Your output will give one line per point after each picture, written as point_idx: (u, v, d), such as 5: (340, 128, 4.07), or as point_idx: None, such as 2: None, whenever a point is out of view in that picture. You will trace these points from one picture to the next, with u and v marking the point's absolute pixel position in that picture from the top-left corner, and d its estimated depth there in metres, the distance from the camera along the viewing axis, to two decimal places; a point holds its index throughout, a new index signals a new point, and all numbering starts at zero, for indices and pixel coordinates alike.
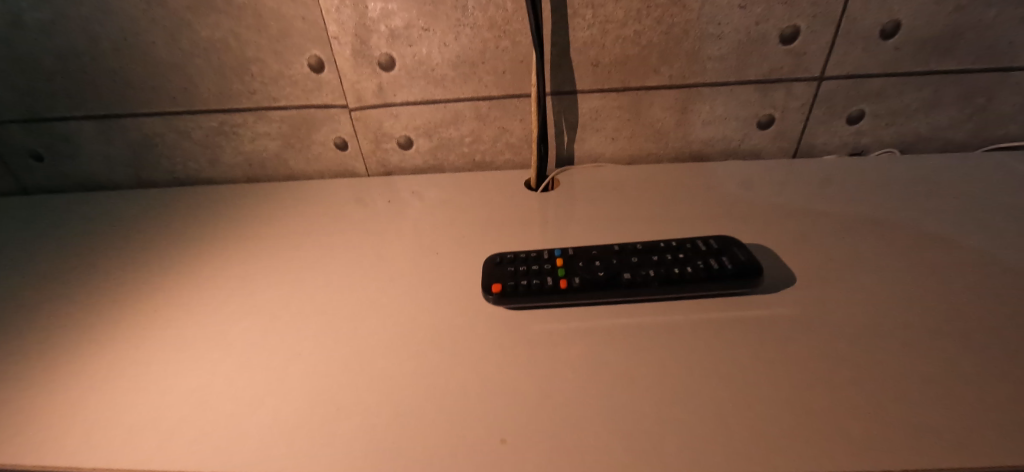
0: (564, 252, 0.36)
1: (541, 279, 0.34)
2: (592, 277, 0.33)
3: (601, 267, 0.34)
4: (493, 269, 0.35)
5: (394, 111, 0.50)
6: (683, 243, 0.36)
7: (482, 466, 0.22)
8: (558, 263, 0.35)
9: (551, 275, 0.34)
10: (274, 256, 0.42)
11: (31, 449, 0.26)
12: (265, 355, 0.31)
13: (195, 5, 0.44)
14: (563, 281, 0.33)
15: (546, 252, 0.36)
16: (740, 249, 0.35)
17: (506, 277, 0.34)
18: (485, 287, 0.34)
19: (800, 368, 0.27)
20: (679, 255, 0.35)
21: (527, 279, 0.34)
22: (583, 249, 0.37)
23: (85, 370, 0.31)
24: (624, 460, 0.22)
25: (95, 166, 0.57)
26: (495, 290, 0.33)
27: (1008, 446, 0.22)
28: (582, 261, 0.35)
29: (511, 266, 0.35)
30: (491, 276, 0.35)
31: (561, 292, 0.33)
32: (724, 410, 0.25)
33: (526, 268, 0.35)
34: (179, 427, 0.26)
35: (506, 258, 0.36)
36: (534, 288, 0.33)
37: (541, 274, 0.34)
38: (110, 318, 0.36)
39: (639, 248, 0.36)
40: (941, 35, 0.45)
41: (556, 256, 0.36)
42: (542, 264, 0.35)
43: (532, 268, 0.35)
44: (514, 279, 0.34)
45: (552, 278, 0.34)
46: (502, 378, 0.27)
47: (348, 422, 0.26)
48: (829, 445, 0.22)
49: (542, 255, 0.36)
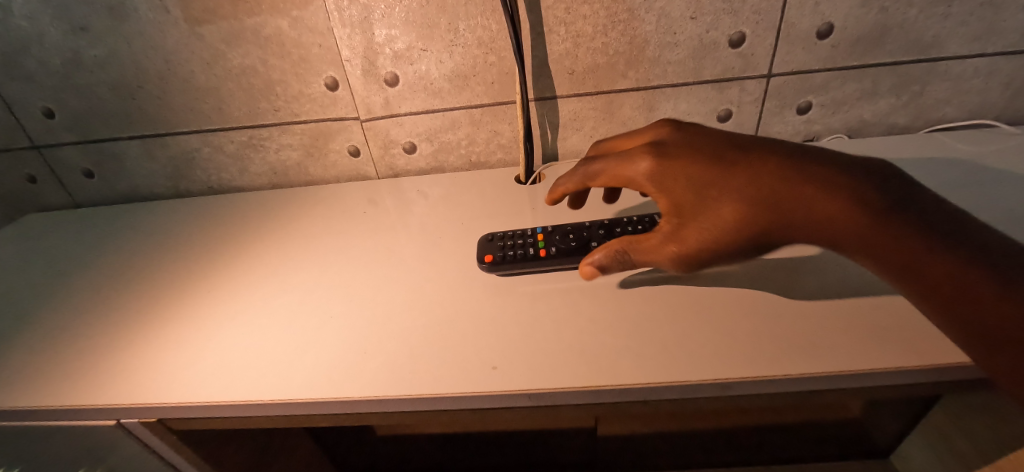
0: (545, 229, 0.43)
1: (524, 250, 0.41)
2: (566, 247, 0.40)
3: (575, 238, 0.41)
4: (485, 245, 0.42)
5: (400, 121, 0.58)
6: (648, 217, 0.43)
7: (478, 384, 0.29)
8: (539, 237, 0.42)
9: (533, 247, 0.41)
10: (302, 246, 0.49)
11: (127, 393, 0.33)
12: (304, 318, 0.38)
13: (227, 38, 0.52)
14: (542, 251, 0.40)
15: (530, 230, 0.43)
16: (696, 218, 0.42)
17: (495, 250, 0.41)
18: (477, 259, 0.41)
19: (735, 307, 0.34)
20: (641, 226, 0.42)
21: (513, 250, 0.41)
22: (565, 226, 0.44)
23: (158, 338, 0.38)
24: (587, 373, 0.29)
25: (139, 180, 0.65)
26: (488, 260, 0.40)
27: (882, 355, 0.29)
28: (559, 234, 0.42)
29: (500, 242, 0.42)
30: (484, 250, 0.42)
31: (540, 260, 0.39)
32: (669, 340, 0.31)
33: (513, 242, 0.42)
34: (240, 371, 0.34)
35: (497, 235, 0.43)
36: (519, 257, 0.40)
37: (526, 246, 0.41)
38: (170, 299, 0.43)
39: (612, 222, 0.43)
40: (870, 33, 0.52)
41: (538, 232, 0.43)
42: (526, 239, 0.42)
43: (517, 242, 0.42)
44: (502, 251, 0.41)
45: (533, 249, 0.41)
46: (494, 326, 0.34)
47: (374, 361, 0.33)
48: (748, 358, 0.29)
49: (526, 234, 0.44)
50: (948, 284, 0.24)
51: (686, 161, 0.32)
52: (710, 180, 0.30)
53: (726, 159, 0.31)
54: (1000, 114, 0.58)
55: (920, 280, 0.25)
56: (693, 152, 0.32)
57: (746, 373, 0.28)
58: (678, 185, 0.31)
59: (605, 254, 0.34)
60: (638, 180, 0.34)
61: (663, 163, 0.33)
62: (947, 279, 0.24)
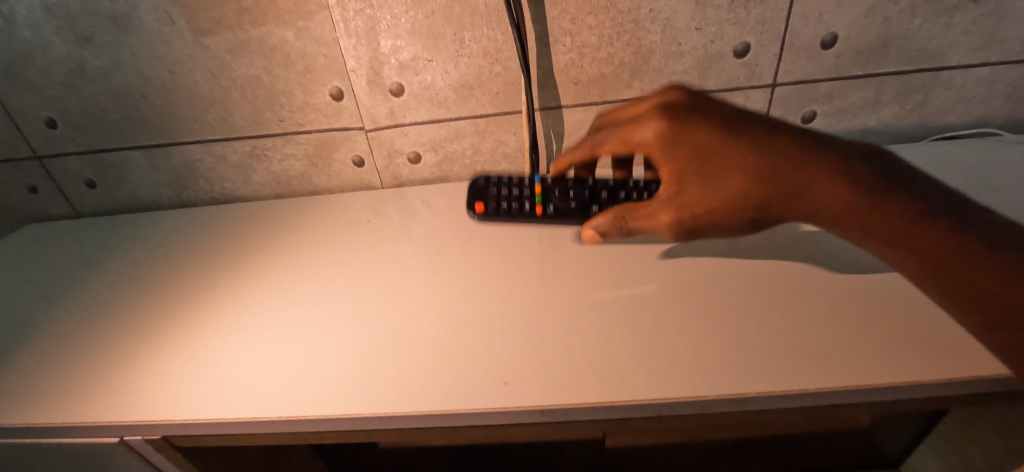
0: (540, 181, 0.50)
1: (520, 203, 0.49)
2: (563, 207, 0.48)
3: (573, 198, 0.48)
4: (481, 193, 0.51)
5: (405, 130, 0.58)
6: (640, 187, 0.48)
7: (489, 400, 0.29)
8: (534, 190, 0.50)
9: (528, 200, 0.49)
10: (307, 257, 0.49)
11: (131, 410, 0.33)
12: (311, 331, 0.38)
13: (232, 48, 0.52)
14: (540, 207, 0.48)
15: (525, 180, 0.51)
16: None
17: (490, 198, 0.50)
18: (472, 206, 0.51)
19: (747, 319, 0.34)
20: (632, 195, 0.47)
21: (509, 202, 0.50)
22: (561, 185, 0.49)
23: (163, 352, 0.38)
24: (601, 388, 0.29)
25: (141, 190, 0.64)
26: (478, 210, 0.50)
27: (898, 369, 0.28)
28: (555, 191, 0.49)
29: (493, 188, 0.52)
30: (476, 198, 0.51)
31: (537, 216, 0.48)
32: (681, 353, 0.31)
33: (509, 193, 0.51)
34: (247, 386, 0.33)
35: (490, 181, 0.52)
36: (514, 210, 0.49)
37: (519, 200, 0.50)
38: (173, 312, 0.43)
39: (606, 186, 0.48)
40: (874, 43, 0.52)
41: (533, 183, 0.51)
42: (521, 190, 0.50)
43: (514, 193, 0.50)
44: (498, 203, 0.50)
45: (529, 203, 0.49)
46: (504, 339, 0.34)
47: (383, 375, 0.32)
48: (763, 372, 0.29)
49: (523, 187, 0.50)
50: (957, 265, 0.26)
51: (687, 136, 0.33)
52: (703, 155, 0.32)
53: (730, 133, 0.32)
54: (1002, 123, 0.58)
55: (935, 264, 0.26)
56: (701, 122, 0.34)
57: (762, 388, 0.28)
58: (681, 154, 0.33)
59: (605, 221, 0.39)
60: (648, 150, 0.37)
61: (670, 136, 0.34)
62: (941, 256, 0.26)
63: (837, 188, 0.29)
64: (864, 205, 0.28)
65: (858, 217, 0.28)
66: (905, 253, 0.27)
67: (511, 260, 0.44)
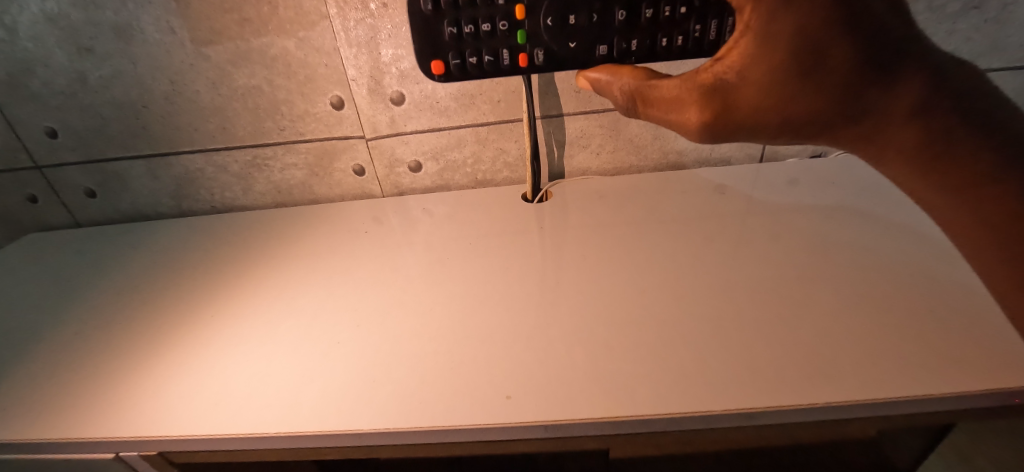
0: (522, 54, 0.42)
1: (495, 53, 0.42)
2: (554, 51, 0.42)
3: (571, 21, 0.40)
4: (443, 46, 0.42)
5: (405, 139, 0.58)
6: (623, 14, 0.40)
7: (492, 415, 0.28)
8: (517, 17, 0.41)
9: (507, 47, 0.42)
10: (307, 267, 0.49)
11: (127, 425, 0.32)
12: (310, 343, 0.37)
13: (233, 58, 0.52)
14: (524, 57, 0.42)
15: (501, 56, 0.42)
16: (709, 40, 0.41)
17: (447, 53, 0.42)
18: (427, 63, 0.43)
19: (753, 331, 0.33)
20: (613, 54, 0.41)
21: (475, 55, 0.42)
22: (535, 40, 0.42)
23: (161, 365, 0.37)
24: (605, 403, 0.28)
25: (141, 199, 0.64)
26: (440, 73, 0.43)
27: (908, 383, 0.28)
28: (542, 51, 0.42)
29: (459, 57, 0.42)
30: (438, 49, 0.42)
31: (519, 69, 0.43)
32: (687, 366, 0.30)
33: (483, 39, 0.42)
34: (245, 400, 0.33)
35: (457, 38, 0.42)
36: (488, 67, 0.43)
37: (483, 45, 0.42)
38: (172, 323, 0.42)
39: (581, 9, 0.40)
40: None
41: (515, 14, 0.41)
42: (499, 27, 0.41)
43: (488, 34, 0.41)
44: (455, 31, 0.42)
45: (509, 51, 0.42)
46: (506, 352, 0.33)
47: (384, 389, 0.32)
48: (770, 386, 0.28)
49: (485, 4, 0.40)
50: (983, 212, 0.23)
51: (762, 33, 0.23)
52: (762, 69, 0.24)
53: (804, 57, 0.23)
54: None
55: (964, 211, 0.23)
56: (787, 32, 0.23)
57: (769, 403, 0.27)
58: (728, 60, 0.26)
59: (615, 94, 0.35)
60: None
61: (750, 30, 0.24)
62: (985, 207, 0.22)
63: (904, 122, 0.23)
64: (912, 141, 0.23)
65: (893, 152, 0.24)
66: (933, 189, 0.24)
67: (512, 270, 0.44)
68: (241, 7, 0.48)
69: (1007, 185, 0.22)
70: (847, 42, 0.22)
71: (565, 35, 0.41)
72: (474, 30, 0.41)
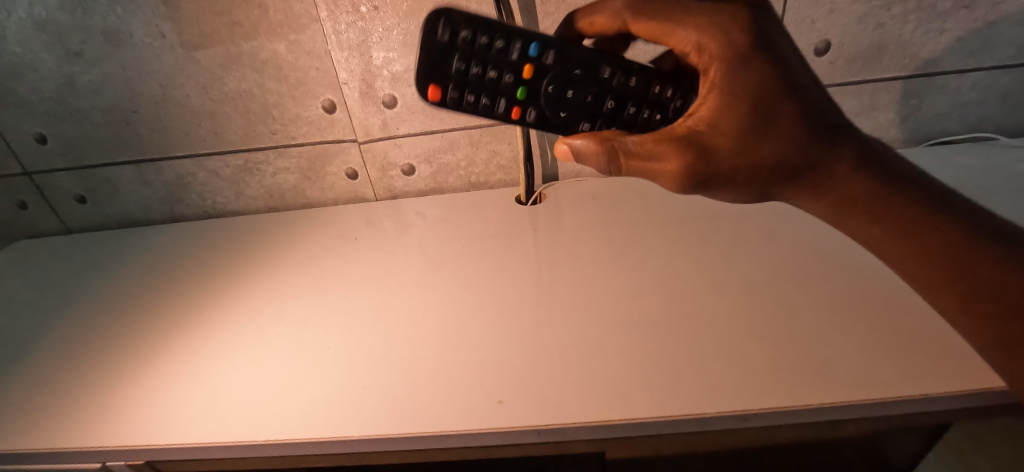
0: (517, 105, 0.38)
1: (492, 99, 0.37)
2: (545, 115, 0.38)
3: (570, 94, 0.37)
4: (442, 76, 0.36)
5: (398, 142, 0.57)
6: (613, 103, 0.38)
7: (483, 420, 0.28)
8: (524, 73, 0.37)
9: (506, 97, 0.37)
10: (300, 271, 0.48)
11: (114, 434, 0.32)
12: (301, 349, 0.37)
13: (224, 62, 0.52)
14: (518, 110, 0.38)
15: (498, 103, 0.37)
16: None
17: (448, 82, 0.37)
18: (422, 84, 0.36)
19: (747, 332, 0.33)
20: None
21: (473, 96, 0.37)
22: (534, 99, 0.38)
23: (149, 373, 0.37)
24: (598, 407, 0.28)
25: (132, 205, 0.64)
26: (432, 97, 0.37)
27: (902, 384, 0.28)
28: (536, 110, 0.38)
29: (455, 90, 0.37)
30: (434, 74, 0.36)
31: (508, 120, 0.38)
32: (681, 367, 0.30)
33: (484, 81, 0.37)
34: (234, 407, 0.32)
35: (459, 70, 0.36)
36: (479, 109, 0.37)
37: (484, 86, 0.37)
38: (161, 330, 0.42)
39: (580, 84, 0.37)
40: (867, 49, 0.52)
41: (522, 67, 0.37)
42: (504, 75, 0.37)
43: (491, 79, 0.37)
44: (462, 67, 0.36)
45: (506, 101, 0.37)
46: (499, 356, 0.33)
47: (375, 395, 0.31)
48: (764, 387, 0.28)
49: (496, 50, 0.36)
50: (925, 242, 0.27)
51: (730, 86, 0.27)
52: (732, 114, 0.27)
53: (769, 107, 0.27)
54: (997, 128, 0.58)
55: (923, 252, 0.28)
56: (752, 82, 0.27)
57: (764, 405, 0.27)
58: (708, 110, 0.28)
59: (591, 159, 0.33)
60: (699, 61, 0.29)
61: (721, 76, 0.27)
62: (933, 243, 0.27)
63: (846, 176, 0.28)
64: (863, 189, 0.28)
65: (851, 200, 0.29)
66: (886, 232, 0.28)
67: (506, 273, 0.43)
68: (231, 10, 0.48)
69: (937, 225, 0.28)
70: (796, 108, 0.27)
71: (562, 104, 0.37)
72: (479, 72, 0.36)
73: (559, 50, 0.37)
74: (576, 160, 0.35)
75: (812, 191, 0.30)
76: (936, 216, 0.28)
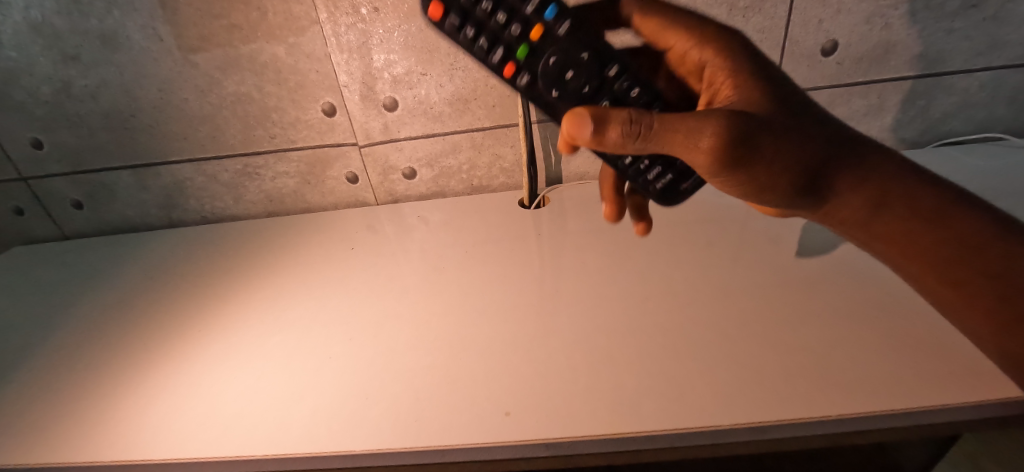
0: (512, 62, 0.33)
1: (491, 45, 0.33)
2: (536, 86, 0.34)
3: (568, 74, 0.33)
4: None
5: (399, 146, 0.56)
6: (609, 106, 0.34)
7: (490, 434, 0.27)
8: (532, 33, 0.33)
9: (504, 50, 0.33)
10: (300, 278, 0.47)
11: (108, 449, 0.31)
12: (301, 360, 0.36)
13: (222, 66, 0.51)
14: (509, 67, 0.34)
15: (495, 51, 0.33)
16: (646, 178, 0.37)
17: (452, 7, 0.32)
18: None
19: (760, 340, 0.32)
20: None
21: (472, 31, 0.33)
22: (532, 61, 0.33)
23: (145, 384, 0.36)
24: (609, 419, 0.27)
25: (130, 210, 0.63)
26: (433, 14, 0.32)
27: (921, 394, 0.27)
28: (529, 76, 0.34)
29: (458, 19, 0.32)
30: None
31: (498, 74, 0.34)
32: (693, 377, 0.29)
33: (488, 25, 0.33)
34: (232, 421, 0.31)
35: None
36: (473, 50, 0.33)
37: (486, 28, 0.33)
38: (158, 340, 0.41)
39: (585, 68, 0.33)
40: (875, 50, 0.51)
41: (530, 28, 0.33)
42: (511, 27, 0.33)
43: (496, 26, 0.33)
44: None
45: (503, 53, 0.33)
46: (505, 365, 0.32)
47: (377, 407, 0.30)
48: (779, 398, 0.27)
49: None
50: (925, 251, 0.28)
51: (732, 67, 0.31)
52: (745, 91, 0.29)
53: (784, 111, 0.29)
54: (1006, 127, 0.58)
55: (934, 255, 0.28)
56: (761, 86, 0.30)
57: (780, 416, 0.26)
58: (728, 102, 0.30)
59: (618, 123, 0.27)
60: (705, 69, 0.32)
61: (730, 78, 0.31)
62: (948, 241, 0.28)
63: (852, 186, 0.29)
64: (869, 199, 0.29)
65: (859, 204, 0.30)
66: (921, 226, 0.29)
67: (510, 278, 0.42)
68: (230, 13, 0.47)
69: (954, 225, 0.29)
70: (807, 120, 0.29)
71: (557, 82, 0.33)
72: (488, 8, 0.32)
73: (575, 25, 0.33)
74: (598, 127, 0.28)
75: (857, 183, 0.29)
76: (952, 218, 0.29)
